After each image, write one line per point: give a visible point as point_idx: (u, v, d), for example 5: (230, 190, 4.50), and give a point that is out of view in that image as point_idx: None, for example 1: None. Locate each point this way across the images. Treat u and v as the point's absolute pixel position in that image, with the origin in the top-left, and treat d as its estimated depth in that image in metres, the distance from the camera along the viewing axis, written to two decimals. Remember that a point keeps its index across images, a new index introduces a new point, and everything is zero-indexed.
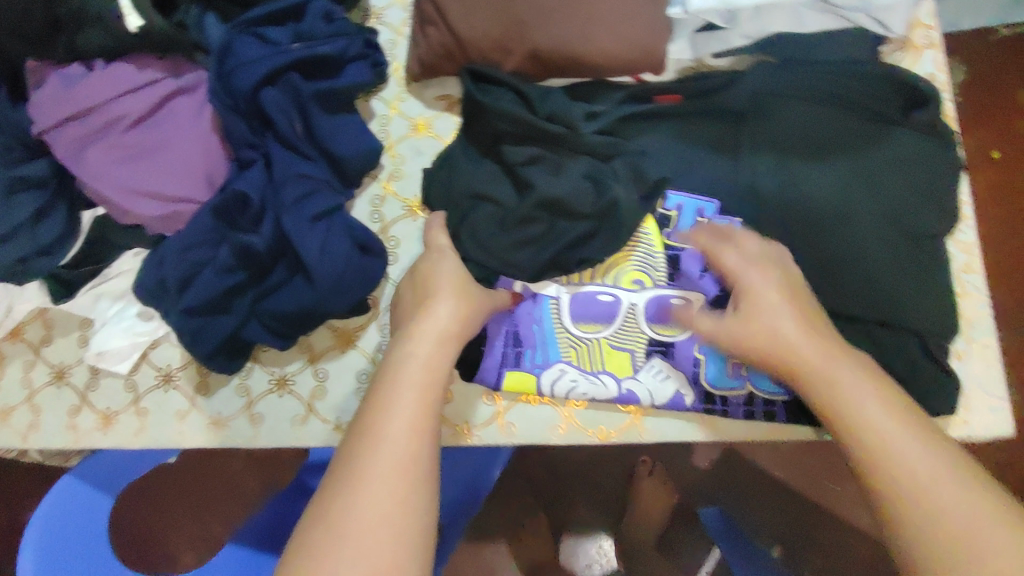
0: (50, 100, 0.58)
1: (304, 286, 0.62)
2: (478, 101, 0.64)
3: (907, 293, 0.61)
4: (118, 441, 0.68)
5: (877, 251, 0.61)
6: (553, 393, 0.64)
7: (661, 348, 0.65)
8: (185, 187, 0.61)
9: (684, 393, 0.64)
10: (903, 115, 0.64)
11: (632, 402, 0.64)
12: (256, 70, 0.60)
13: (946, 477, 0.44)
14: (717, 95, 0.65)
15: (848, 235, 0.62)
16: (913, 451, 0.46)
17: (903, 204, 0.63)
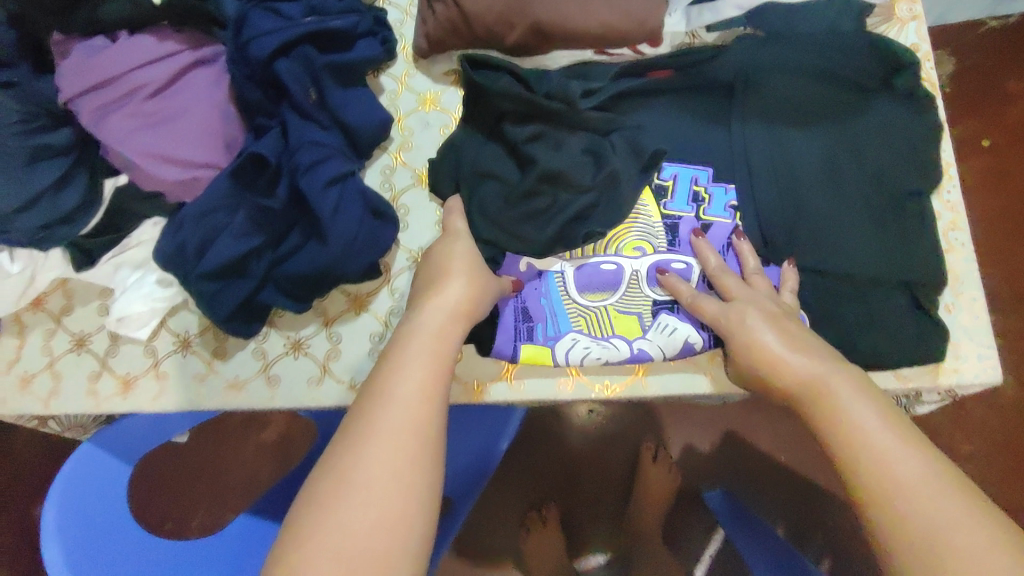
0: (74, 69, 0.61)
1: (318, 249, 0.64)
2: (478, 84, 0.67)
3: (894, 254, 0.64)
4: (137, 405, 0.70)
5: (862, 212, 0.65)
6: (569, 362, 0.66)
7: (667, 304, 0.67)
8: (204, 153, 0.63)
9: (694, 342, 0.66)
10: (884, 84, 0.67)
11: (644, 360, 0.66)
12: (267, 42, 0.62)
13: (918, 458, 0.46)
14: (707, 67, 0.68)
15: (834, 199, 0.65)
16: (888, 435, 0.47)
17: (889, 165, 0.66)
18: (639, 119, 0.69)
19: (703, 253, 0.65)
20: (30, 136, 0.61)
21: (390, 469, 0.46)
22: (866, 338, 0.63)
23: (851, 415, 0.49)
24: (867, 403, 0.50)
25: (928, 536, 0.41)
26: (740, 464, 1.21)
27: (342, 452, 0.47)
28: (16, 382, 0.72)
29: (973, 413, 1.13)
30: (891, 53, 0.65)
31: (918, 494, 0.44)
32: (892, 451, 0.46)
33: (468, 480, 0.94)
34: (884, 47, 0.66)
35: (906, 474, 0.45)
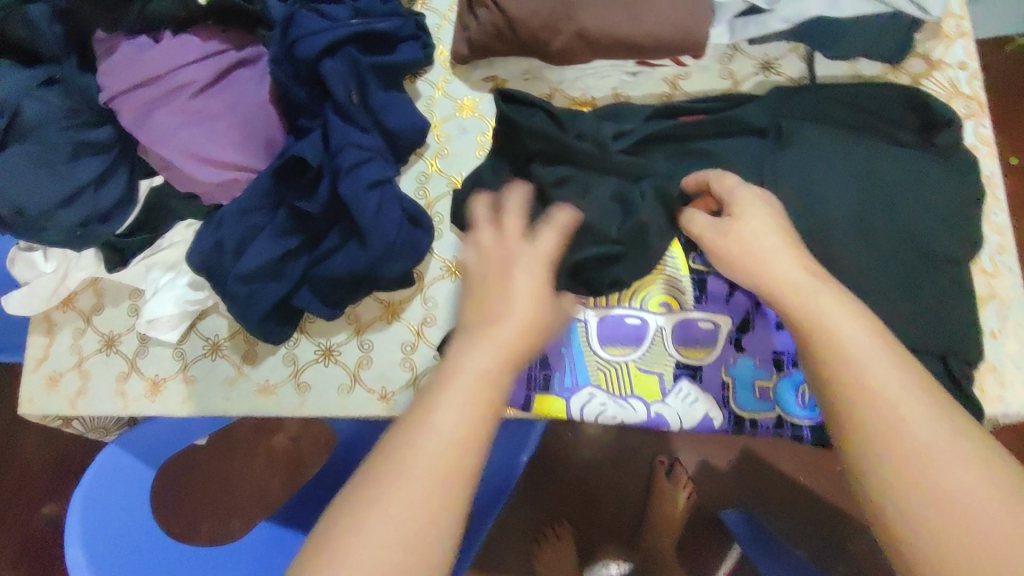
0: (121, 66, 0.60)
1: (358, 251, 0.63)
2: (511, 118, 0.64)
3: (927, 305, 0.61)
4: (165, 407, 0.70)
5: (894, 271, 0.62)
6: (582, 418, 0.64)
7: (690, 370, 0.64)
8: (245, 155, 0.63)
9: (713, 417, 0.62)
10: (920, 136, 0.66)
11: (660, 426, 0.63)
12: (317, 40, 0.61)
13: (955, 449, 0.40)
14: (737, 111, 0.67)
15: (866, 255, 0.62)
16: (922, 422, 0.41)
17: (922, 226, 0.62)
18: (668, 165, 0.66)
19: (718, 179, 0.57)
20: (73, 132, 0.61)
21: (410, 523, 0.40)
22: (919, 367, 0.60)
23: (874, 389, 0.42)
24: (892, 370, 0.43)
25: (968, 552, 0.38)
26: (761, 485, 1.19)
27: (351, 527, 0.40)
28: (44, 381, 0.72)
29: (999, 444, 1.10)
30: (926, 102, 0.64)
31: (956, 501, 0.39)
32: (924, 438, 0.41)
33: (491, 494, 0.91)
34: (923, 102, 0.65)
35: (942, 475, 0.40)
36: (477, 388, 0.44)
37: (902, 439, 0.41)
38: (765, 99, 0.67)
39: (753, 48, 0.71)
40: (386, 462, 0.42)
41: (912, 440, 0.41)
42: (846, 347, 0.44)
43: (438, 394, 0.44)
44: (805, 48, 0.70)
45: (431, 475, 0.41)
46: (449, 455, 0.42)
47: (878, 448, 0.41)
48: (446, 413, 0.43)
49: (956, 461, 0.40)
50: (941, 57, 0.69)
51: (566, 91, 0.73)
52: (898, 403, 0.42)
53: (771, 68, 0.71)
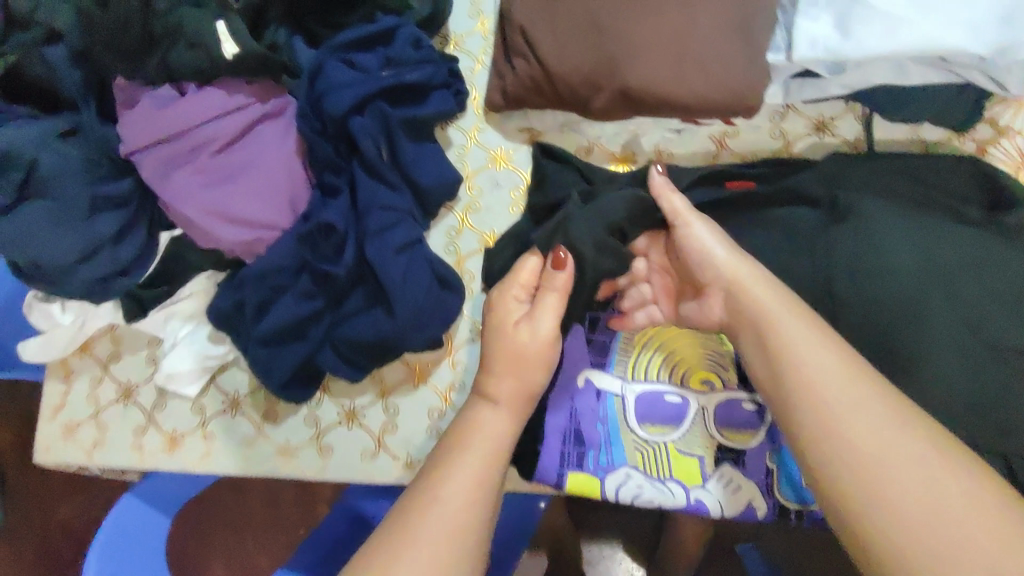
0: (141, 121, 0.57)
1: (384, 318, 0.61)
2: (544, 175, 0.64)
3: (994, 404, 0.56)
4: (183, 464, 0.68)
5: (952, 360, 0.57)
6: (616, 498, 0.61)
7: (731, 456, 0.61)
8: (267, 214, 0.60)
9: (757, 506, 0.60)
10: (987, 214, 0.62)
11: (699, 512, 0.61)
12: (345, 96, 0.59)
13: (880, 414, 0.43)
14: (790, 179, 0.65)
15: (932, 339, 0.57)
16: (848, 394, 0.44)
17: (985, 311, 0.57)
18: None
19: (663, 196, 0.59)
20: (94, 184, 0.59)
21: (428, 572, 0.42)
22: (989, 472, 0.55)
23: (808, 372, 0.46)
24: (824, 356, 0.46)
25: (904, 506, 0.39)
26: None
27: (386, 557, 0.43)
28: (61, 430, 0.70)
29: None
30: (992, 177, 0.62)
31: (882, 458, 0.41)
32: (846, 407, 0.43)
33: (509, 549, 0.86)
34: (988, 174, 0.62)
35: (863, 436, 0.42)
36: (492, 440, 0.51)
37: (828, 411, 0.44)
38: (823, 163, 0.65)
39: (806, 106, 0.67)
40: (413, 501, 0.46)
41: (841, 409, 0.43)
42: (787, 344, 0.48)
43: (457, 449, 0.50)
44: (863, 109, 0.67)
45: (457, 514, 0.46)
46: (471, 500, 0.47)
47: (809, 420, 0.44)
48: (464, 463, 0.49)
49: (880, 419, 0.43)
50: (1009, 124, 0.65)
51: (606, 145, 0.69)
52: (830, 380, 0.45)
53: (824, 129, 0.67)
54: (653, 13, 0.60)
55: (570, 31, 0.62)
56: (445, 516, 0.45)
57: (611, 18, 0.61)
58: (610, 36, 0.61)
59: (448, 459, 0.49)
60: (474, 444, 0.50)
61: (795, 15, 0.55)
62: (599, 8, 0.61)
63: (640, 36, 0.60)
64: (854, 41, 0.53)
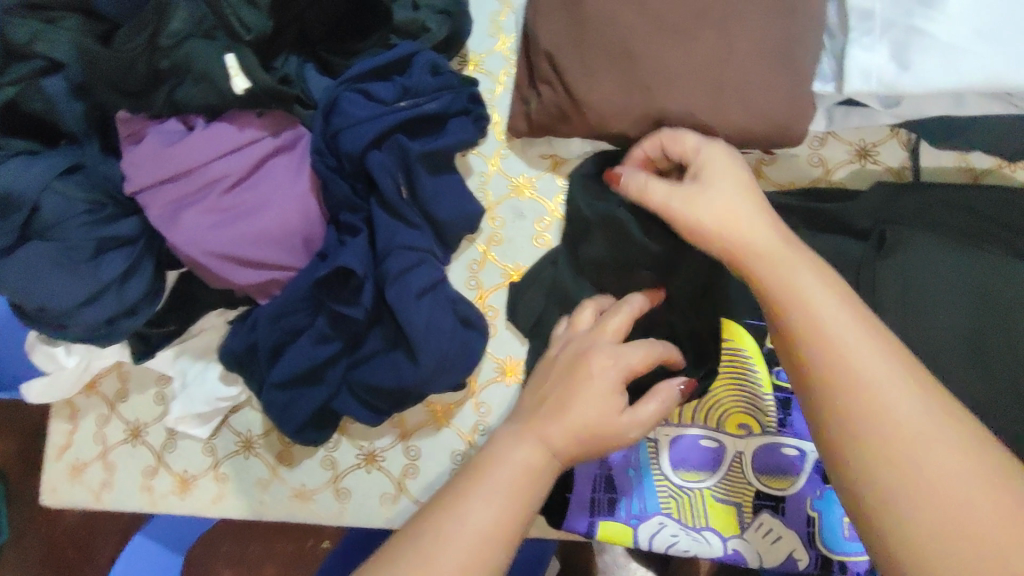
0: (148, 159, 0.55)
1: (404, 362, 0.58)
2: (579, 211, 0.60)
3: None
4: (195, 507, 0.65)
5: (1006, 409, 0.54)
6: (650, 548, 0.58)
7: (771, 502, 0.58)
8: (282, 254, 0.58)
9: (798, 558, 0.57)
10: None
11: (737, 562, 0.58)
12: (363, 132, 0.56)
13: (918, 400, 0.37)
14: (834, 209, 0.61)
15: (971, 379, 0.55)
16: (887, 373, 0.38)
17: None
18: None
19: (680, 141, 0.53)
20: (97, 227, 0.56)
21: None
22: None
23: (842, 350, 0.39)
24: (864, 337, 0.40)
25: (925, 496, 0.35)
26: None
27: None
28: (67, 470, 0.68)
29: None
30: None
31: (910, 445, 0.36)
32: (892, 394, 0.37)
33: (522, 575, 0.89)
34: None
35: (901, 417, 0.37)
36: (520, 478, 0.43)
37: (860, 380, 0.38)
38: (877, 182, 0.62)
39: (847, 132, 0.64)
40: (410, 546, 0.40)
41: (878, 385, 0.38)
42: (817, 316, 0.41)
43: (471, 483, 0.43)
44: (908, 135, 0.63)
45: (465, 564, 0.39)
46: (483, 547, 0.40)
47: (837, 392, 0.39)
48: (479, 502, 0.41)
49: (919, 409, 0.37)
50: None
51: None
52: (863, 354, 0.39)
53: (867, 156, 0.64)
54: (688, 41, 0.57)
55: (601, 56, 0.59)
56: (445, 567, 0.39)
57: (644, 45, 0.58)
58: (644, 65, 0.58)
59: (461, 491, 0.42)
60: (496, 481, 0.43)
61: (848, 43, 0.54)
62: (631, 33, 0.58)
63: (676, 65, 0.57)
64: (911, 71, 0.52)
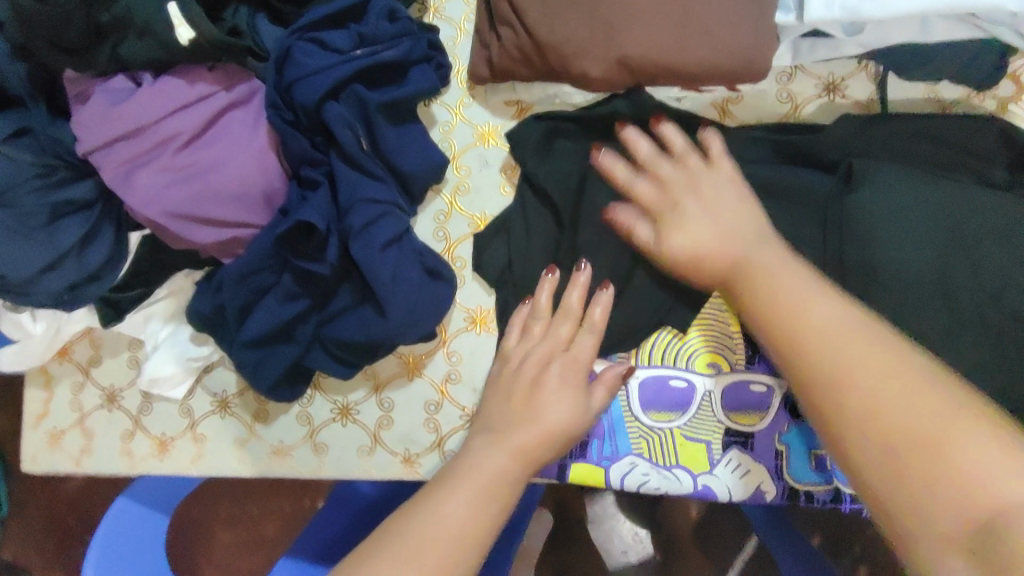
0: (94, 119, 0.53)
1: (373, 317, 0.58)
2: (553, 142, 0.62)
3: (1005, 384, 0.55)
4: (175, 468, 0.66)
5: (962, 338, 0.55)
6: (622, 488, 0.59)
7: (741, 438, 0.59)
8: (243, 212, 0.57)
9: (766, 490, 0.59)
10: (1013, 177, 0.58)
11: (707, 497, 0.59)
12: (316, 83, 0.55)
13: (902, 381, 0.37)
14: (804, 143, 0.61)
15: (931, 310, 0.56)
16: (881, 370, 0.38)
17: (1007, 278, 0.54)
18: None
19: (703, 143, 0.56)
20: (50, 191, 0.56)
21: None
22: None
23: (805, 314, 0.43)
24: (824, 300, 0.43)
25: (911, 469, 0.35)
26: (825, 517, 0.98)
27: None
28: (45, 438, 0.68)
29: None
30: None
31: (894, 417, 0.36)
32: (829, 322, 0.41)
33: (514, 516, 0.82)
34: (1014, 135, 0.58)
35: (893, 412, 0.36)
36: (488, 484, 0.48)
37: (838, 362, 0.39)
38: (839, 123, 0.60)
39: (815, 65, 0.63)
40: (384, 563, 0.43)
41: (841, 348, 0.40)
42: (809, 323, 0.42)
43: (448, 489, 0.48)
44: (876, 67, 0.62)
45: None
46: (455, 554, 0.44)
47: (821, 379, 0.40)
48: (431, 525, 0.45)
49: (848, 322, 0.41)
50: None
51: (568, 100, 0.64)
52: (851, 351, 0.39)
53: (835, 90, 0.63)
54: None
55: None
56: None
57: None
58: (606, 3, 0.56)
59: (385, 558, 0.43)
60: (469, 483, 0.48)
61: None
62: None
63: (637, 2, 0.56)
64: None
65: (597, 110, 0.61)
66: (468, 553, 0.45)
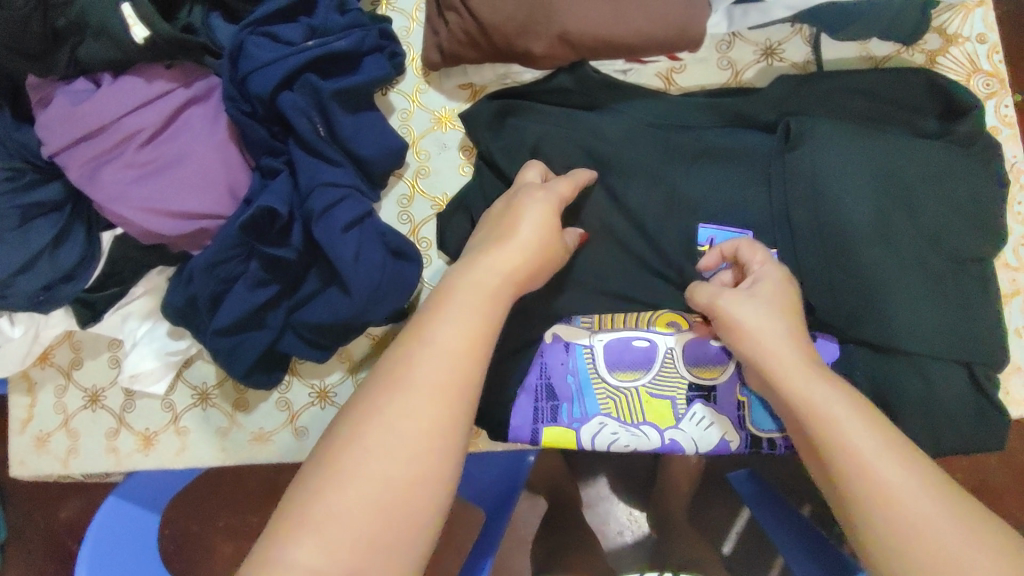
0: (57, 120, 0.56)
1: (339, 297, 0.60)
2: (507, 120, 0.64)
3: (948, 322, 0.57)
4: (160, 462, 0.67)
5: (910, 283, 0.57)
6: (594, 447, 0.62)
7: (703, 392, 0.61)
8: (208, 203, 0.59)
9: (730, 439, 0.61)
10: (943, 124, 0.62)
11: (675, 450, 0.61)
12: (270, 74, 0.57)
13: (972, 534, 0.37)
14: (744, 107, 0.63)
15: (885, 261, 0.57)
16: (955, 527, 0.38)
17: (943, 224, 0.58)
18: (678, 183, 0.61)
19: (742, 255, 0.54)
20: (18, 195, 0.58)
21: (414, 440, 0.39)
22: (951, 379, 0.57)
23: (846, 432, 0.42)
24: (857, 414, 0.43)
25: None
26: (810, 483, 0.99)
27: (365, 428, 0.39)
28: (32, 442, 0.69)
29: (986, 482, 0.94)
30: (951, 88, 0.60)
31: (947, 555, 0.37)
32: (868, 444, 0.41)
33: (502, 491, 0.81)
34: (940, 85, 0.61)
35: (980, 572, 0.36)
36: (485, 304, 0.45)
37: (900, 509, 0.39)
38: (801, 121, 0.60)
39: (752, 33, 0.66)
40: (382, 384, 0.41)
41: (887, 478, 0.40)
42: (850, 441, 0.42)
43: (436, 311, 0.44)
44: (810, 30, 0.65)
45: (431, 396, 0.40)
46: (457, 365, 0.42)
47: (874, 512, 0.39)
48: (451, 324, 0.43)
49: (882, 446, 0.41)
50: (958, 31, 0.65)
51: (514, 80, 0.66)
52: (922, 502, 0.39)
53: (773, 54, 0.66)
54: None
55: None
56: (425, 399, 0.40)
57: None
58: None
59: (408, 353, 0.42)
60: (462, 302, 0.45)
61: None
62: None
63: None
64: None
65: (543, 86, 0.64)
66: (469, 380, 0.42)
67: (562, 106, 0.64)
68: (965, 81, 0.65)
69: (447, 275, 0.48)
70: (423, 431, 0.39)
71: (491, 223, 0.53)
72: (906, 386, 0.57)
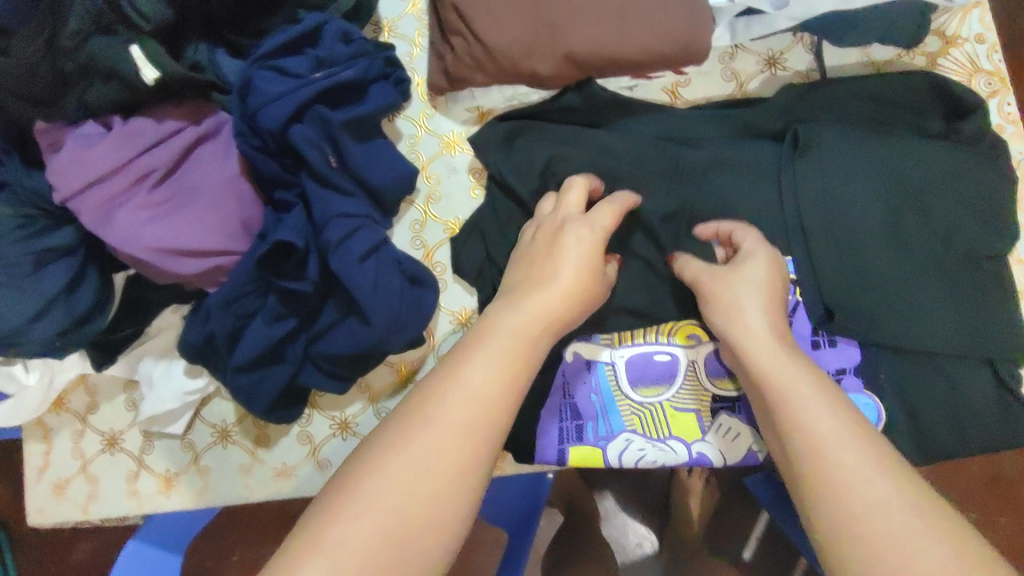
0: (69, 165, 0.54)
1: (359, 327, 0.59)
2: (516, 140, 0.64)
3: (965, 322, 0.57)
4: (183, 503, 0.67)
5: (925, 285, 0.57)
6: (621, 465, 0.61)
7: (727, 404, 0.61)
8: (223, 240, 0.58)
9: (757, 451, 0.60)
10: (947, 125, 0.62)
11: (703, 464, 0.61)
12: (280, 108, 0.56)
13: (917, 516, 0.38)
14: (750, 118, 0.64)
15: (893, 263, 0.57)
16: (899, 508, 0.38)
17: (957, 226, 0.58)
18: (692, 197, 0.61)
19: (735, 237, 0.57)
20: (32, 240, 0.57)
21: (438, 478, 0.39)
22: (970, 377, 0.58)
23: (803, 414, 0.43)
24: (820, 397, 0.44)
25: None
26: None
27: (387, 465, 0.39)
28: (50, 490, 0.68)
29: (1006, 474, 0.95)
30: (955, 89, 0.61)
31: (904, 556, 0.36)
32: (824, 425, 0.42)
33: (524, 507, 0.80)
34: (944, 87, 0.62)
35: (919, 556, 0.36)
36: (514, 348, 0.45)
37: (844, 491, 0.39)
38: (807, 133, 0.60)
39: (755, 43, 0.66)
40: (404, 422, 0.41)
41: (838, 458, 0.41)
42: (806, 422, 0.43)
43: (468, 351, 0.45)
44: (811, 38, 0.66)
45: (458, 439, 0.40)
46: (485, 404, 0.42)
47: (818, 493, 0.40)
48: (481, 363, 0.44)
49: (838, 429, 0.42)
50: (957, 33, 0.66)
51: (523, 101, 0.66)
52: (871, 483, 0.39)
53: (776, 64, 0.67)
54: None
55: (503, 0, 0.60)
56: (443, 437, 0.40)
57: None
58: (547, 3, 0.59)
59: (434, 391, 0.42)
60: (501, 343, 0.45)
61: None
62: None
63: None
64: None
65: (550, 106, 0.64)
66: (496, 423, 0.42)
67: (567, 124, 0.65)
68: (967, 81, 0.65)
69: (485, 316, 0.48)
70: (447, 470, 0.39)
71: (531, 255, 0.54)
72: (923, 385, 0.58)
